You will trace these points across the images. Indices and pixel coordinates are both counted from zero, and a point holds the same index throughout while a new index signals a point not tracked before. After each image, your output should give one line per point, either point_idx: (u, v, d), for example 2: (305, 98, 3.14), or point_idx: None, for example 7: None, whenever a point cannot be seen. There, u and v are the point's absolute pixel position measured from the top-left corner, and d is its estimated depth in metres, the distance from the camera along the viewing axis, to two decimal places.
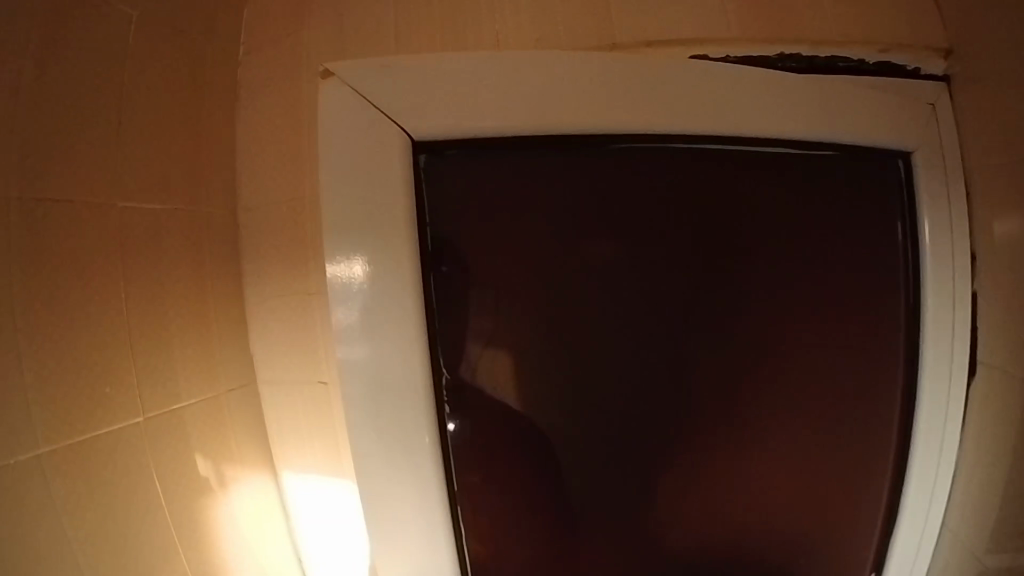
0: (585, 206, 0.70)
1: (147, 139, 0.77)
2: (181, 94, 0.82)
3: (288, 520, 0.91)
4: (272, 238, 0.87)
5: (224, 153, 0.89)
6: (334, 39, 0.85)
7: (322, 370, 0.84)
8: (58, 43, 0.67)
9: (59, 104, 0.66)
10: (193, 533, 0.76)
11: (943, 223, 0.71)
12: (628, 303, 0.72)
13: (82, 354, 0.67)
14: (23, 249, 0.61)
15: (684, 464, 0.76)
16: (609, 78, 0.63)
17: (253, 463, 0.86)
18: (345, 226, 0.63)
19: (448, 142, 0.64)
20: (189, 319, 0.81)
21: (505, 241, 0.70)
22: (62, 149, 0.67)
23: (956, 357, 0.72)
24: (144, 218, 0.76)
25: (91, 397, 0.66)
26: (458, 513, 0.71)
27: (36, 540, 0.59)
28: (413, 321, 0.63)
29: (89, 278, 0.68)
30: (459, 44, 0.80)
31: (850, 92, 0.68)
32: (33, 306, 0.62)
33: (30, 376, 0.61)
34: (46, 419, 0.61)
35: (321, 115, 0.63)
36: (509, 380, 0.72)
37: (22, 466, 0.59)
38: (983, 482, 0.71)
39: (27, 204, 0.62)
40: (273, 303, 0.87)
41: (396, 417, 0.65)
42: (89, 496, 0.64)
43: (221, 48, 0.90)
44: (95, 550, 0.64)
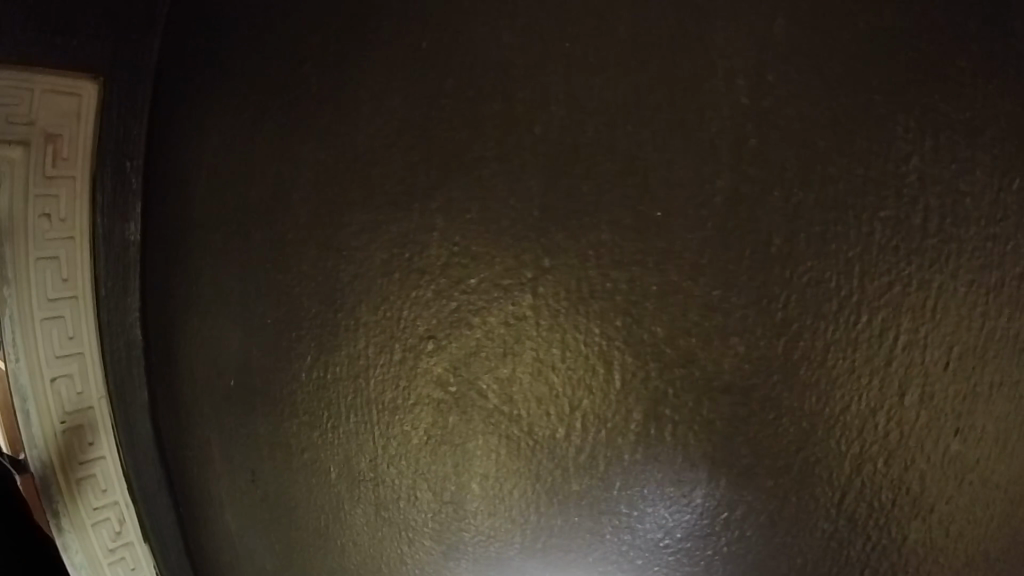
0: (882, 250, 0.82)
1: (830, 316, 0.83)
2: (897, 204, 0.82)
3: (797, 449, 0.85)
4: (960, 160, 0.80)
5: (875, 203, 0.82)
6: (970, 296, 0.81)
7: (880, 398, 0.83)
8: (751, 238, 0.84)
9: (849, 237, 0.82)
10: (939, 317, 0.82)
11: (808, 526, 0.85)
12: (853, 526, 0.85)
13: (1001, 262, 0.81)
14: (962, 272, 0.81)
15: (867, 517, 0.85)
16: (943, 413, 0.83)
17: (970, 421, 0.83)
18: (969, 144, 0.80)
19: (1002, 137, 0.80)
20: (832, 375, 0.84)
21: (972, 126, 0.80)
22: (952, 320, 0.82)
23: (714, 519, 0.87)
24: (951, 333, 0.82)
25: (999, 320, 0.81)
26: (901, 496, 0.84)
27: (805, 464, 0.85)
28: (993, 138, 0.80)
29: (958, 292, 0.82)
30: (954, 115, 0.80)
31: (830, 439, 0.84)
32: (925, 296, 0.82)
33: (889, 277, 0.82)
34: (890, 367, 0.83)
35: (931, 301, 0.82)
36: (934, 167, 0.81)
37: (957, 347, 0.82)
38: (813, 547, 0.86)
39: (902, 287, 0.82)
40: (955, 339, 0.82)
41: (823, 442, 0.84)
42: (916, 405, 0.83)
43: (911, 101, 0.81)
44: (872, 479, 0.84)
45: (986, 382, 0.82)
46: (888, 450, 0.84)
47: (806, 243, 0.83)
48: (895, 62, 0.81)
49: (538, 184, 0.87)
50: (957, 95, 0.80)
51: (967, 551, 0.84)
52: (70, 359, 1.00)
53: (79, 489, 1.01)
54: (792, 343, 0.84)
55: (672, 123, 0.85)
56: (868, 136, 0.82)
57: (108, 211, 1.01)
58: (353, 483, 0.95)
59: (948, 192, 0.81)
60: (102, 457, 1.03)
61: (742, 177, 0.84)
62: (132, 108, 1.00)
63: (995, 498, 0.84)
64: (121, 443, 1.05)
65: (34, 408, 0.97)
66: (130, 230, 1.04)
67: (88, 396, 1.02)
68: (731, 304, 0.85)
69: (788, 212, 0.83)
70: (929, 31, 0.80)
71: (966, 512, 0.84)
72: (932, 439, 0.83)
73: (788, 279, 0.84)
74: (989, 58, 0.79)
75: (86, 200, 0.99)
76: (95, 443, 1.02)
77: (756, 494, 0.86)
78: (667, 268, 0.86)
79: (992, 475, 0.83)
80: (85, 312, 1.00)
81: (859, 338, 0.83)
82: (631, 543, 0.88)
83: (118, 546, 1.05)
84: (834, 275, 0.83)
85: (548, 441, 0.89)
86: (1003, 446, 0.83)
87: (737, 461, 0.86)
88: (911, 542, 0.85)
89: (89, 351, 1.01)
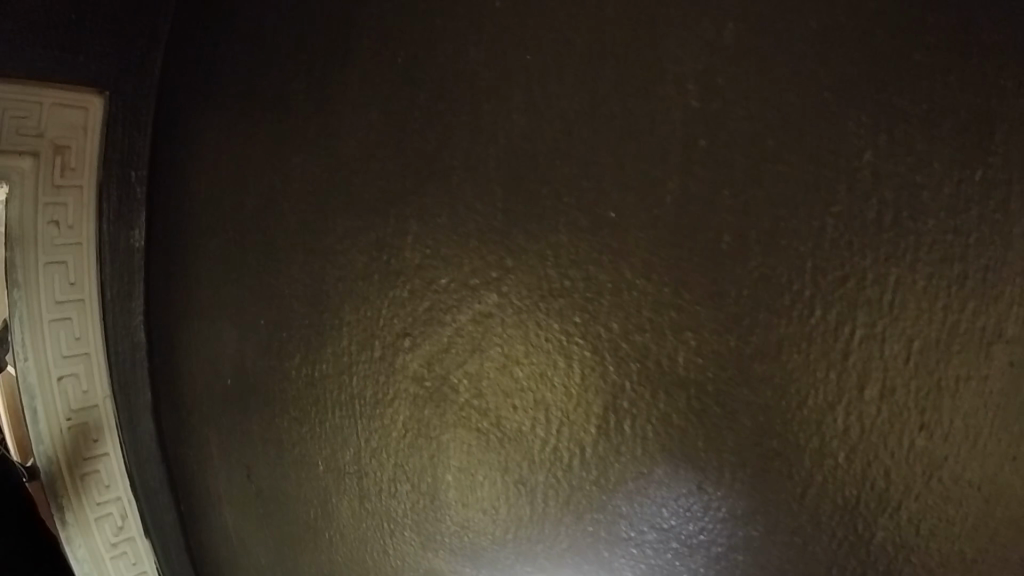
0: (850, 248, 0.82)
1: (797, 314, 0.84)
2: (864, 201, 0.81)
3: (767, 445, 0.85)
4: (930, 154, 0.79)
5: (843, 201, 0.82)
6: (944, 292, 0.80)
7: (848, 395, 0.83)
8: (717, 237, 0.85)
9: (817, 235, 0.82)
10: (912, 313, 0.81)
11: (782, 522, 0.86)
12: (826, 522, 0.86)
13: (977, 256, 0.79)
14: (935, 268, 0.80)
15: (840, 513, 0.85)
16: (913, 409, 0.82)
17: (945, 417, 0.82)
18: (938, 139, 0.79)
19: (972, 130, 0.78)
20: (799, 373, 0.84)
21: (940, 119, 0.79)
22: (925, 316, 0.81)
23: (686, 513, 0.88)
24: (925, 329, 0.81)
25: (976, 316, 0.80)
26: (875, 493, 0.84)
27: (775, 461, 0.85)
28: (964, 131, 0.78)
29: (931, 288, 0.80)
30: (922, 109, 0.79)
31: (800, 437, 0.85)
32: (895, 293, 0.81)
33: (858, 275, 0.82)
34: (859, 364, 0.83)
35: (901, 298, 0.81)
36: (902, 163, 0.80)
37: (929, 344, 0.81)
38: (787, 542, 0.86)
39: (872, 285, 0.82)
40: (928, 335, 0.81)
41: (793, 439, 0.85)
42: (885, 402, 0.83)
43: (877, 97, 0.80)
44: (844, 476, 0.84)
45: (962, 379, 0.81)
46: (859, 446, 0.84)
47: (772, 242, 0.84)
48: (859, 59, 0.80)
49: (506, 188, 0.91)
50: (925, 88, 0.79)
51: (948, 548, 0.83)
52: (76, 360, 1.04)
53: (83, 484, 1.05)
54: (758, 341, 0.85)
55: (637, 126, 0.86)
56: (834, 134, 0.81)
57: (114, 219, 1.05)
58: (339, 472, 1.02)
59: (917, 187, 0.80)
60: (105, 454, 1.08)
61: (707, 179, 0.85)
62: (134, 120, 1.05)
63: (977, 497, 0.82)
64: (123, 441, 1.09)
65: (41, 406, 1.01)
66: (135, 237, 1.08)
67: (92, 395, 1.06)
68: (698, 302, 0.86)
69: (754, 211, 0.84)
70: (886, 26, 0.79)
71: (944, 510, 0.83)
72: (906, 435, 0.83)
73: (754, 278, 0.85)
74: (958, 49, 0.78)
75: (92, 208, 1.03)
76: (99, 440, 1.07)
77: (728, 490, 0.87)
78: (635, 266, 0.88)
79: (970, 473, 0.82)
80: (90, 315, 1.05)
81: (826, 336, 0.83)
82: (606, 534, 0.91)
83: (119, 541, 1.09)
84: (801, 273, 0.83)
85: (517, 433, 0.93)
86: (982, 444, 0.81)
87: (694, 455, 0.87)
88: (888, 537, 0.85)
89: (94, 352, 1.06)
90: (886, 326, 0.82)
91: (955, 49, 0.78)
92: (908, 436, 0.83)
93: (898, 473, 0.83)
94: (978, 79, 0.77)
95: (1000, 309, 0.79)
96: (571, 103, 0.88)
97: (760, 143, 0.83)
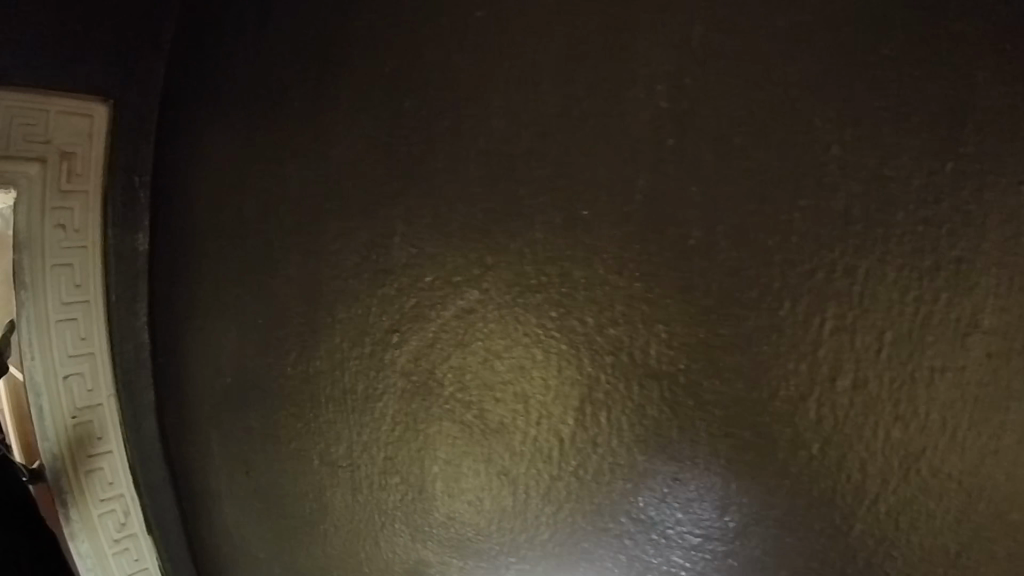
0: (822, 245, 0.85)
1: (772, 309, 0.87)
2: (835, 199, 0.84)
3: (744, 437, 0.88)
4: (896, 154, 0.83)
5: (814, 200, 0.85)
6: (913, 285, 0.83)
7: (822, 387, 0.86)
8: (694, 236, 0.88)
9: (789, 233, 0.86)
10: (883, 306, 0.84)
11: (761, 513, 0.88)
12: (804, 513, 0.88)
13: (943, 250, 0.83)
14: (904, 262, 0.83)
15: (819, 503, 0.87)
16: (885, 399, 0.85)
17: (917, 406, 0.85)
18: (903, 139, 0.82)
19: (935, 129, 0.82)
20: (774, 366, 0.87)
21: (904, 120, 0.82)
22: (895, 308, 0.84)
23: (669, 503, 0.90)
24: (895, 321, 0.84)
25: (943, 307, 0.83)
26: (853, 482, 0.87)
27: (753, 452, 0.88)
28: (927, 131, 0.82)
29: (900, 282, 0.84)
30: (887, 111, 0.83)
31: (776, 429, 0.87)
32: (866, 287, 0.84)
33: (830, 270, 0.85)
34: (833, 357, 0.85)
35: (872, 292, 0.84)
36: (869, 162, 0.83)
37: (899, 335, 0.84)
38: (769, 533, 0.88)
39: (844, 279, 0.85)
40: (898, 327, 0.84)
41: (771, 431, 0.87)
42: (858, 393, 0.85)
43: (844, 100, 0.83)
44: (821, 466, 0.87)
45: (930, 369, 0.84)
46: (835, 437, 0.86)
47: (747, 241, 0.87)
48: (826, 64, 0.84)
49: (491, 188, 0.94)
50: (889, 91, 0.82)
51: (924, 534, 0.86)
52: (82, 359, 1.07)
53: (87, 480, 1.09)
54: (735, 336, 0.88)
55: (615, 128, 0.89)
56: (804, 136, 0.85)
57: (118, 224, 1.09)
58: (333, 467, 1.06)
59: (885, 184, 0.83)
60: (108, 451, 1.11)
61: (684, 180, 0.88)
62: (140, 130, 1.09)
63: (947, 481, 0.85)
64: (127, 439, 1.13)
65: (47, 403, 1.06)
66: (139, 241, 1.12)
67: (97, 394, 1.09)
68: (677, 298, 0.89)
69: (729, 211, 0.87)
70: (849, 33, 0.83)
71: (918, 496, 0.86)
72: (881, 425, 0.85)
73: (730, 275, 0.88)
74: (918, 54, 0.82)
75: (98, 213, 1.07)
76: (103, 438, 1.11)
77: (708, 480, 0.89)
78: (617, 264, 0.90)
79: (941, 459, 0.85)
80: (96, 316, 1.08)
81: (799, 329, 0.86)
82: (593, 524, 0.93)
83: (122, 537, 1.13)
84: (774, 270, 0.86)
85: (503, 426, 0.96)
86: (951, 431, 0.84)
87: (667, 446, 0.90)
88: (866, 527, 0.87)
89: (99, 352, 1.09)
90: (857, 320, 0.85)
91: (915, 53, 0.82)
92: (882, 426, 0.85)
93: (874, 462, 0.86)
94: (939, 82, 0.81)
95: (966, 300, 0.83)
96: (552, 107, 0.91)
97: (734, 146, 0.86)
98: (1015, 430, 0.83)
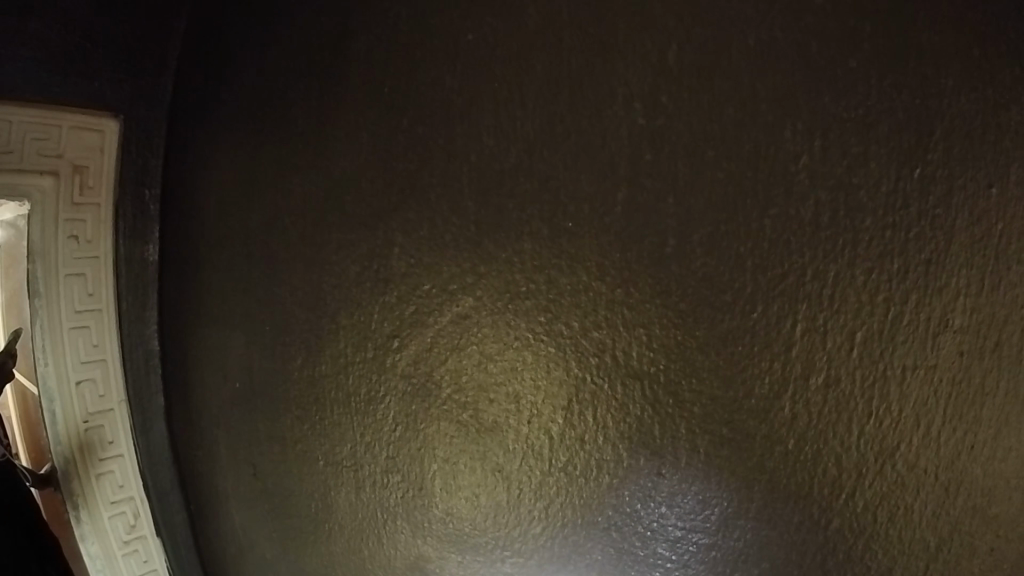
0: (793, 252, 0.90)
1: (749, 313, 0.92)
2: (806, 208, 0.89)
3: (724, 434, 0.93)
4: (864, 164, 0.88)
5: (787, 209, 0.90)
6: (882, 288, 0.88)
7: (797, 385, 0.91)
8: (675, 244, 0.93)
9: (764, 241, 0.91)
10: (854, 309, 0.89)
11: (740, 506, 0.93)
12: (780, 505, 0.93)
13: (910, 254, 0.88)
14: (873, 266, 0.88)
15: (795, 496, 0.92)
16: (857, 397, 0.90)
17: (890, 402, 0.89)
18: (870, 150, 0.87)
19: (901, 141, 0.87)
20: (751, 367, 0.92)
21: (872, 133, 0.87)
22: (865, 311, 0.89)
23: (655, 498, 0.95)
24: (867, 323, 0.89)
25: (912, 308, 0.88)
26: (827, 476, 0.91)
27: (731, 449, 0.93)
28: (894, 142, 0.87)
29: (870, 285, 0.89)
30: (855, 124, 0.88)
31: (753, 427, 0.92)
32: (835, 290, 0.89)
33: (802, 276, 0.90)
34: (805, 357, 0.91)
35: (842, 295, 0.89)
36: (838, 173, 0.88)
37: (870, 336, 0.89)
38: (748, 525, 0.93)
39: (816, 284, 0.90)
40: (870, 328, 0.89)
41: (748, 429, 0.92)
42: (831, 391, 0.90)
43: (814, 115, 0.89)
44: (797, 460, 0.92)
45: (900, 368, 0.89)
46: (809, 433, 0.91)
47: (725, 248, 0.92)
48: (796, 81, 0.89)
49: (482, 199, 0.99)
50: (856, 106, 0.87)
51: (897, 524, 0.91)
52: (93, 366, 1.12)
53: (98, 483, 1.12)
54: (713, 338, 0.93)
55: (599, 142, 0.94)
56: (776, 149, 0.90)
57: (128, 235, 1.14)
58: (338, 466, 1.10)
59: (855, 193, 0.88)
60: (119, 455, 1.15)
61: (664, 191, 0.93)
62: (148, 144, 1.14)
63: (919, 472, 0.90)
64: (137, 443, 1.17)
65: (59, 407, 1.09)
66: (148, 251, 1.17)
67: (108, 398, 1.14)
68: (659, 303, 0.94)
69: (707, 220, 0.92)
70: (819, 52, 0.88)
71: (892, 489, 0.90)
72: (855, 422, 0.90)
73: (709, 280, 0.93)
74: (883, 71, 0.87)
75: (110, 224, 1.11)
76: (114, 442, 1.14)
77: (691, 476, 0.94)
78: (603, 271, 0.95)
79: (911, 452, 0.90)
80: (107, 324, 1.13)
81: (775, 331, 0.91)
82: (583, 518, 0.98)
83: (131, 539, 1.16)
84: (749, 276, 0.91)
85: (498, 425, 1.01)
86: (920, 425, 0.89)
87: (651, 443, 0.95)
88: (841, 518, 0.92)
89: (111, 359, 1.13)
90: (828, 322, 0.90)
91: (881, 71, 0.87)
92: (856, 422, 0.90)
93: (849, 457, 0.91)
94: (904, 96, 0.86)
95: (934, 302, 0.88)
96: (541, 122, 0.96)
97: (710, 158, 0.91)
98: (984, 423, 0.88)
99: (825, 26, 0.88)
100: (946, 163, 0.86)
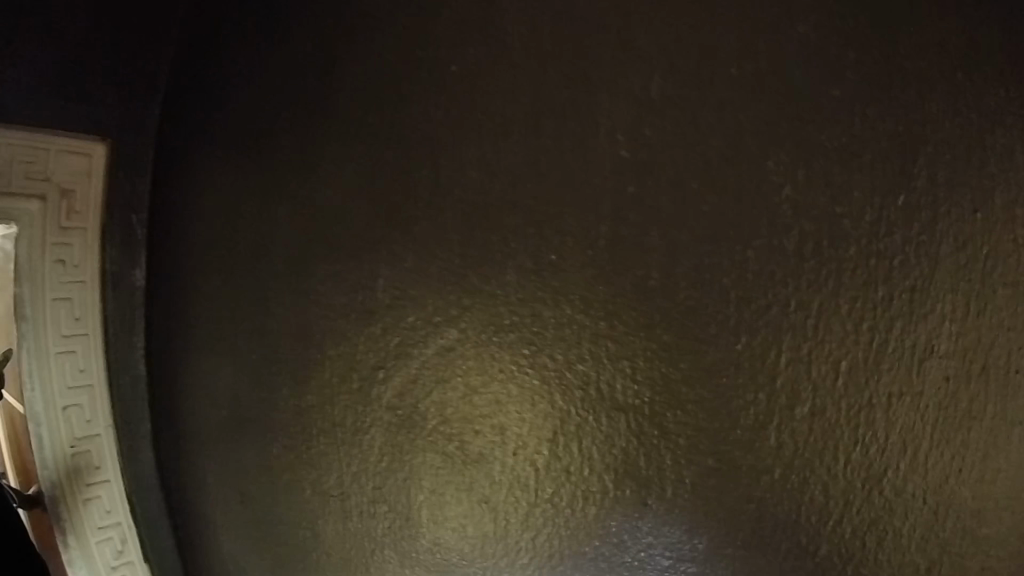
0: (775, 283, 0.90)
1: (733, 343, 0.92)
2: (789, 239, 0.90)
3: (710, 465, 0.93)
4: (848, 194, 0.88)
5: (770, 240, 0.90)
6: (867, 316, 0.89)
7: (781, 415, 0.91)
8: (659, 275, 0.93)
9: (746, 273, 0.91)
10: (839, 338, 0.89)
11: (727, 536, 0.93)
12: (767, 535, 0.92)
13: (893, 283, 0.88)
14: (856, 296, 0.89)
15: (783, 525, 0.92)
16: (842, 427, 0.90)
17: (876, 430, 0.89)
18: (853, 181, 0.88)
19: (882, 172, 0.87)
20: (737, 397, 0.92)
21: (854, 164, 0.88)
22: (849, 340, 0.89)
23: (643, 529, 0.95)
24: (851, 351, 0.89)
25: (897, 336, 0.88)
26: (815, 506, 0.91)
27: (717, 480, 0.93)
28: (877, 172, 0.87)
29: (854, 314, 0.89)
30: (837, 155, 0.88)
31: (739, 457, 0.92)
32: (817, 321, 0.90)
33: (785, 307, 0.90)
34: (789, 387, 0.91)
35: (824, 326, 0.90)
36: (822, 206, 0.89)
37: (856, 366, 0.89)
38: (735, 554, 0.93)
39: (799, 315, 0.90)
40: (855, 356, 0.89)
41: (733, 460, 0.92)
42: (815, 422, 0.90)
43: (796, 146, 0.89)
44: (784, 490, 0.91)
45: (885, 396, 0.89)
46: (795, 462, 0.91)
47: (710, 280, 0.92)
48: (778, 113, 0.89)
49: (468, 228, 0.99)
50: (840, 137, 0.88)
51: (888, 551, 0.90)
52: (81, 391, 1.09)
53: (85, 508, 1.10)
54: (699, 369, 0.93)
55: (584, 171, 0.95)
56: (759, 181, 0.90)
57: (116, 262, 1.12)
58: (326, 496, 1.10)
59: (838, 223, 0.88)
60: (106, 480, 1.12)
61: (648, 221, 0.93)
62: (137, 167, 1.12)
63: (907, 498, 0.90)
64: (123, 468, 1.14)
65: (47, 430, 1.07)
66: (136, 277, 1.15)
67: (95, 423, 1.11)
68: (644, 334, 0.94)
69: (692, 252, 0.92)
70: (801, 84, 0.89)
71: (880, 516, 0.90)
72: (842, 451, 0.90)
73: (695, 311, 0.93)
74: (864, 103, 0.87)
75: (97, 249, 1.10)
76: (101, 467, 1.12)
77: (677, 507, 0.94)
78: (588, 302, 0.95)
79: (898, 480, 0.90)
80: (95, 349, 1.11)
81: (759, 362, 0.91)
82: (572, 548, 0.98)
83: (120, 564, 1.13)
84: (734, 308, 0.92)
85: (482, 456, 1.00)
86: (907, 452, 0.89)
87: (638, 475, 0.95)
88: (829, 547, 0.91)
89: (98, 383, 1.11)
90: (812, 352, 0.90)
91: (864, 102, 0.87)
92: (842, 451, 0.90)
93: (836, 487, 0.90)
94: (887, 126, 0.87)
95: (919, 330, 0.88)
96: (528, 151, 0.96)
97: (694, 189, 0.92)
98: (970, 447, 0.88)
99: (808, 58, 0.88)
100: (929, 191, 0.87)
